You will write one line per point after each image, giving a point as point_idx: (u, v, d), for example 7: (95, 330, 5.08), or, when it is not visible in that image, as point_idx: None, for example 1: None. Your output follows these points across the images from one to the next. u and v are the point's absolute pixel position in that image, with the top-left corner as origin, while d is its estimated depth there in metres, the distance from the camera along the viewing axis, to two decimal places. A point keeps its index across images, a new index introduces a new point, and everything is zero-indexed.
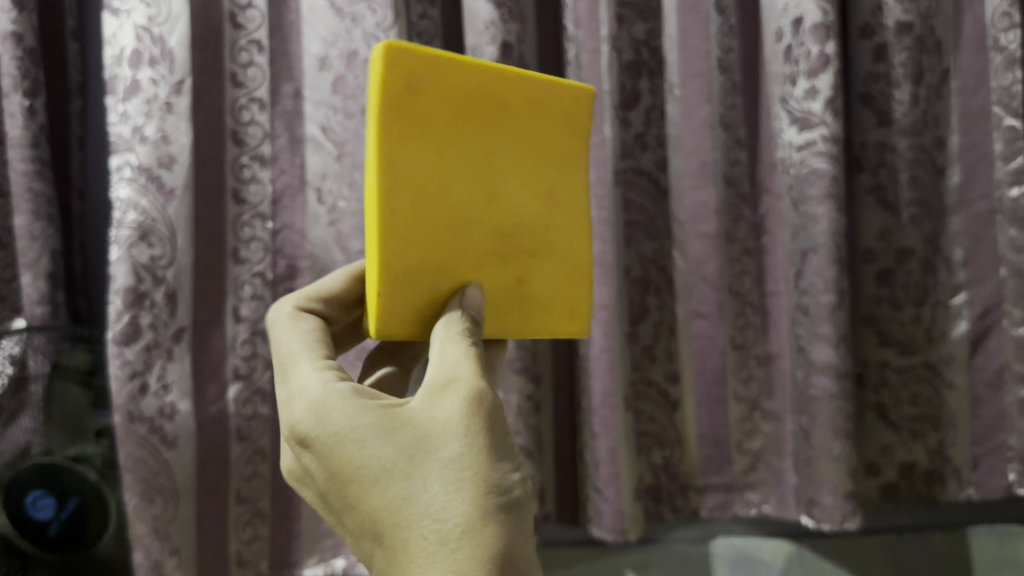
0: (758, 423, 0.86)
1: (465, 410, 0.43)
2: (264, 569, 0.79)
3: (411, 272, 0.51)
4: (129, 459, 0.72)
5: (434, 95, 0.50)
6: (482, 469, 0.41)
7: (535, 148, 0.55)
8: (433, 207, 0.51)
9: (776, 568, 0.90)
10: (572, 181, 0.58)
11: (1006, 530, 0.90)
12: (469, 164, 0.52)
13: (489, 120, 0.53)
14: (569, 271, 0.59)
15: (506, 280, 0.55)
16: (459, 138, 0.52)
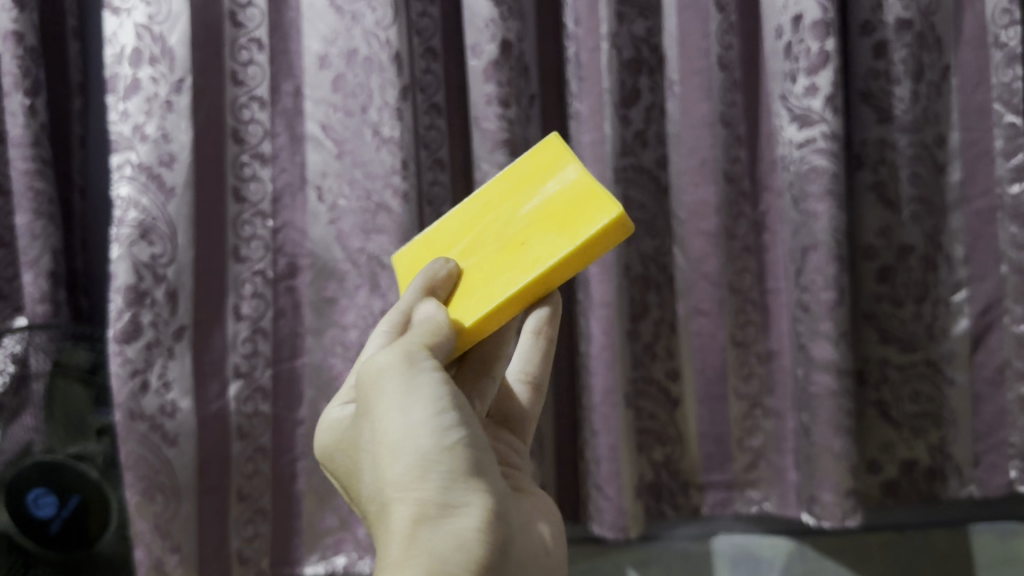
0: (759, 420, 0.86)
1: (375, 382, 0.47)
2: (265, 567, 0.79)
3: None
4: (130, 457, 0.72)
5: (429, 240, 0.62)
6: (386, 439, 0.45)
7: (521, 188, 0.59)
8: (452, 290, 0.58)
9: (777, 566, 0.91)
10: (563, 173, 0.58)
11: (1008, 527, 0.90)
12: (464, 249, 0.60)
13: (476, 210, 0.61)
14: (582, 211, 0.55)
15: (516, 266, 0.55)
16: (450, 244, 0.61)
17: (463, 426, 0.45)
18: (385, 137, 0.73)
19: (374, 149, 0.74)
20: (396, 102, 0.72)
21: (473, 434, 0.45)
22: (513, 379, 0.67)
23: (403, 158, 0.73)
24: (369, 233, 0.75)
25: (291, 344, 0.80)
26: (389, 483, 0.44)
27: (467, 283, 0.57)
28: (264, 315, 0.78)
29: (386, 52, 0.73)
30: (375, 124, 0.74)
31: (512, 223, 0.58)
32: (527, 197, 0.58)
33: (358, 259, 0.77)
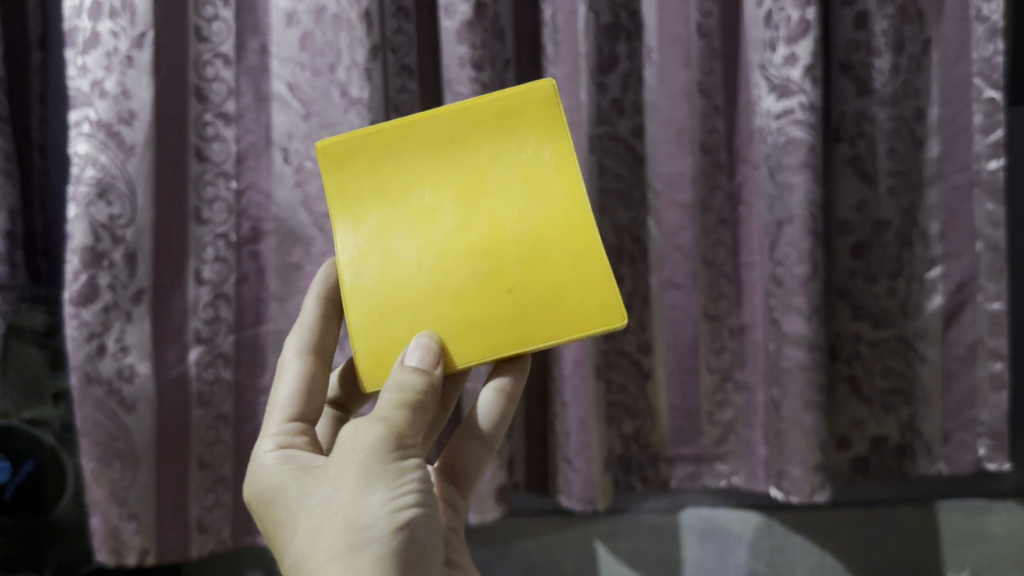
0: (730, 394, 0.86)
1: (345, 448, 0.47)
2: (225, 535, 0.77)
3: (385, 313, 0.53)
4: (85, 422, 0.70)
5: (375, 154, 0.54)
6: (340, 509, 0.45)
7: (501, 144, 0.54)
8: (400, 250, 0.53)
9: (744, 539, 0.90)
10: (565, 172, 0.53)
11: (974, 505, 0.89)
12: (419, 199, 0.53)
13: (450, 143, 0.54)
14: (584, 276, 0.53)
15: (495, 302, 0.52)
16: (403, 174, 0.54)
17: (417, 519, 0.46)
18: (353, 98, 0.71)
19: (342, 110, 0.72)
20: (365, 62, 0.70)
21: (421, 523, 0.47)
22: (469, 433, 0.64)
23: (372, 121, 0.71)
24: None
25: (255, 310, 0.78)
26: (328, 559, 0.44)
27: (436, 272, 0.53)
28: (227, 279, 0.76)
29: (355, 11, 0.70)
30: (343, 84, 0.72)
31: (491, 206, 0.53)
32: (524, 189, 0.53)
33: (324, 224, 0.75)
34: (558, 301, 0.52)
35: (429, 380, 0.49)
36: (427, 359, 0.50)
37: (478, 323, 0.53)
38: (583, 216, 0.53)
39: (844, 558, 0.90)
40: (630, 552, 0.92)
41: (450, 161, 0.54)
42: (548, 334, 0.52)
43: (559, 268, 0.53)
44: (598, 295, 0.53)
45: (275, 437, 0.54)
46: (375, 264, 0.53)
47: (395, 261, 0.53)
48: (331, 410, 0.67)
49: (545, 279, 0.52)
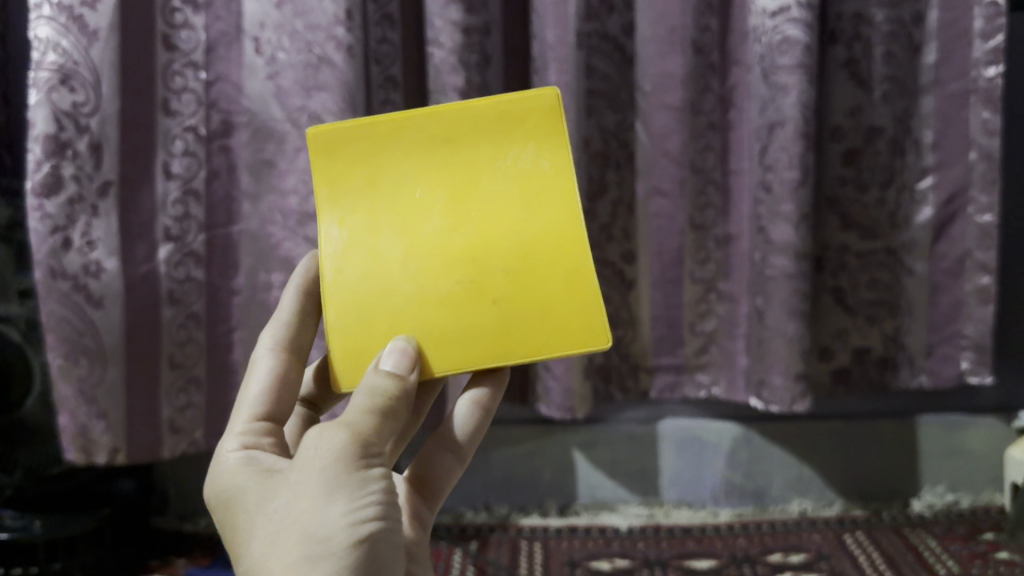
0: (713, 304, 0.84)
1: (306, 450, 0.40)
2: (198, 437, 0.76)
3: (363, 315, 0.48)
4: (52, 318, 0.68)
5: (368, 145, 0.49)
6: (295, 522, 0.38)
7: (501, 149, 0.49)
8: (384, 249, 0.48)
9: (722, 450, 0.90)
10: (562, 188, 0.49)
11: (953, 420, 0.89)
12: (409, 198, 0.48)
13: (446, 140, 0.49)
14: (571, 294, 0.48)
15: (478, 316, 0.48)
16: (394, 171, 0.49)
17: (380, 535, 0.40)
18: None
19: None
20: None
21: (385, 540, 0.40)
22: (441, 443, 0.54)
23: (347, 8, 0.68)
24: (310, 91, 0.70)
25: (226, 209, 0.76)
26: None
27: (419, 276, 0.48)
28: (197, 175, 0.73)
29: None
30: None
31: (483, 214, 0.48)
32: (519, 198, 0.48)
33: (298, 118, 0.71)
34: (543, 322, 0.48)
35: (402, 387, 0.43)
36: (402, 365, 0.45)
37: (459, 337, 0.47)
38: (577, 233, 0.48)
39: (821, 468, 0.90)
40: (608, 462, 0.91)
41: (444, 163, 0.49)
42: (531, 354, 0.47)
43: (548, 286, 0.48)
44: (584, 319, 0.48)
45: (241, 438, 0.47)
46: (357, 263, 0.48)
47: (378, 261, 0.48)
48: (301, 408, 0.59)
49: (533, 295, 0.48)
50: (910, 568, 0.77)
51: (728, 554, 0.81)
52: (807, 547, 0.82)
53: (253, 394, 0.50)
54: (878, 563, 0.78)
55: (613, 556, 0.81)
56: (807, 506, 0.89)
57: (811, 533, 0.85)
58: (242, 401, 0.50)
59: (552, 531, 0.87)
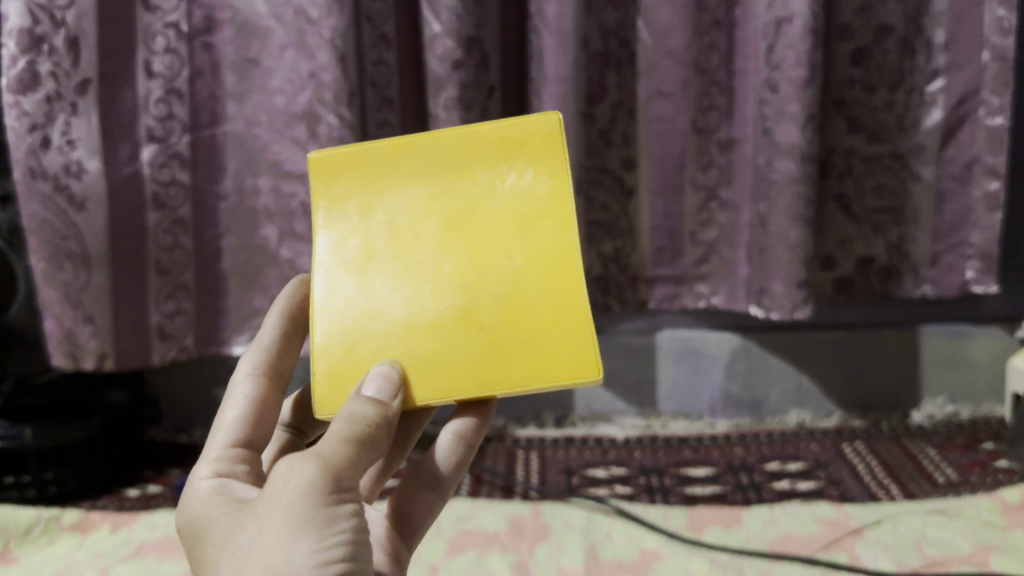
0: (714, 213, 0.81)
1: (278, 481, 0.38)
2: (189, 343, 0.75)
3: (348, 340, 0.45)
4: (33, 221, 0.67)
5: (365, 171, 0.47)
6: (259, 558, 0.35)
7: (501, 176, 0.46)
8: (373, 273, 0.46)
9: (721, 361, 0.89)
10: (561, 212, 0.45)
11: (957, 329, 0.88)
12: (402, 221, 0.46)
13: (444, 165, 0.47)
14: (566, 320, 0.44)
15: (464, 343, 0.44)
16: (388, 197, 0.47)
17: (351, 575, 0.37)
18: None
19: None
20: None
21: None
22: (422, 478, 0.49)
23: None
24: None
25: (211, 109, 0.72)
26: None
27: (407, 301, 0.45)
28: (180, 74, 0.70)
29: None
30: None
31: (475, 238, 0.45)
32: (515, 224, 0.45)
33: (283, 13, 0.69)
34: (532, 348, 0.43)
35: (384, 415, 0.40)
36: (383, 388, 0.42)
37: (444, 362, 0.44)
38: (575, 259, 0.44)
39: (821, 379, 0.90)
40: (605, 374, 0.90)
41: (441, 187, 0.46)
42: (518, 384, 0.43)
43: (540, 309, 0.44)
44: (578, 347, 0.43)
45: (214, 464, 0.44)
46: (344, 284, 0.46)
47: (365, 283, 0.45)
48: (286, 433, 0.56)
49: (524, 322, 0.44)
50: (908, 475, 0.77)
51: (725, 462, 0.81)
52: (804, 456, 0.82)
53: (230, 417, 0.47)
54: (876, 471, 0.78)
55: (608, 464, 0.81)
56: (805, 417, 0.89)
57: (808, 442, 0.84)
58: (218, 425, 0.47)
59: (548, 442, 0.86)
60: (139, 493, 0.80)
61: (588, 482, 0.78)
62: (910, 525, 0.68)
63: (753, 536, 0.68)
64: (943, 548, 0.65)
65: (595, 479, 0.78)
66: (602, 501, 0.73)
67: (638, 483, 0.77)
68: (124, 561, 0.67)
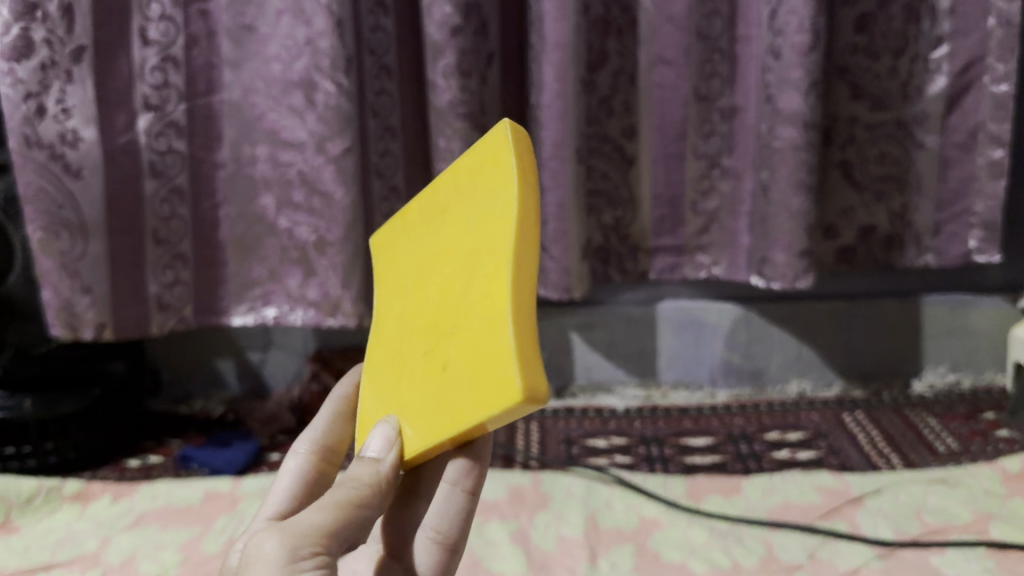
0: (716, 181, 0.80)
1: (243, 560, 0.34)
2: (188, 313, 0.75)
3: (373, 403, 0.43)
4: (30, 189, 0.66)
5: (403, 234, 0.46)
6: None
7: (472, 199, 0.39)
8: (394, 333, 0.43)
9: (722, 331, 0.89)
10: (504, 225, 0.35)
11: (960, 299, 0.88)
12: (413, 274, 0.43)
13: (440, 207, 0.42)
14: (489, 347, 0.33)
15: (434, 394, 0.37)
16: (410, 265, 0.44)
17: None
18: None
19: None
20: None
21: None
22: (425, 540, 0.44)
23: None
24: None
25: (207, 77, 0.72)
26: None
27: (404, 354, 0.41)
28: (176, 41, 0.69)
29: None
30: None
31: (448, 280, 0.39)
32: (473, 246, 0.37)
33: None
34: (468, 384, 0.34)
35: (376, 473, 0.38)
36: (384, 453, 0.38)
37: (416, 413, 0.38)
38: (508, 284, 0.33)
39: (822, 349, 0.89)
40: (606, 344, 0.90)
41: (437, 230, 0.42)
42: (458, 423, 0.34)
43: (472, 338, 0.35)
44: (497, 364, 0.32)
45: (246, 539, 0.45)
46: (377, 361, 0.44)
47: (388, 355, 0.43)
48: None
49: (466, 352, 0.35)
50: (909, 445, 0.77)
51: (725, 432, 0.81)
52: (804, 426, 0.81)
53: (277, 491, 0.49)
54: (877, 441, 0.78)
55: (609, 435, 0.81)
56: (805, 387, 0.90)
57: (809, 412, 0.84)
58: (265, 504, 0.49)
59: (548, 412, 0.86)
60: (140, 463, 0.80)
61: (589, 452, 0.78)
62: (911, 494, 0.68)
63: (752, 505, 0.68)
64: (943, 517, 0.64)
65: (596, 449, 0.78)
66: (603, 471, 0.73)
67: (638, 453, 0.77)
68: (124, 530, 0.68)
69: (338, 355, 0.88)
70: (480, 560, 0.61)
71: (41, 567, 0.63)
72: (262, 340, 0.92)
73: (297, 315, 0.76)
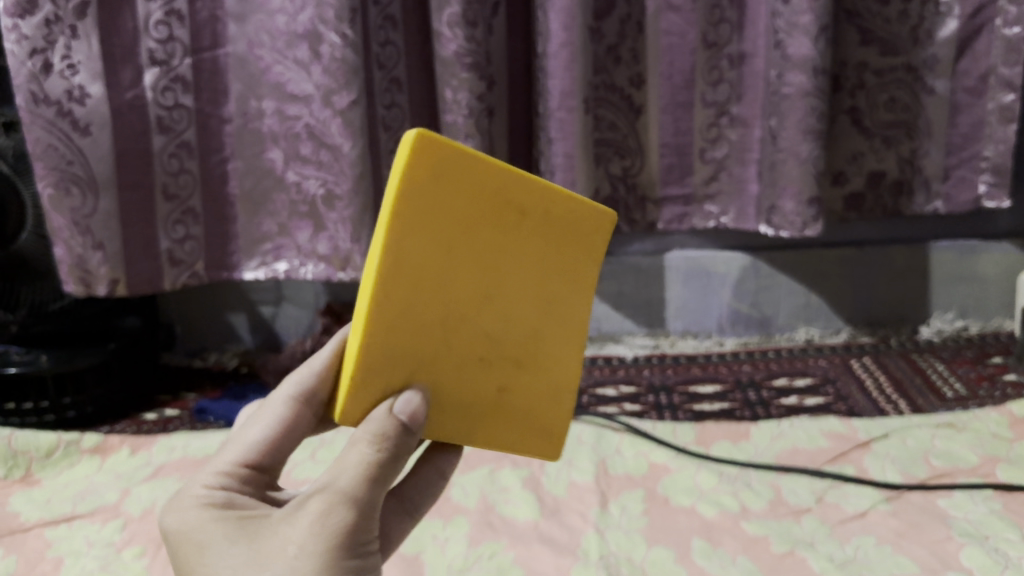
0: (725, 129, 0.80)
1: (311, 527, 0.32)
2: (200, 268, 0.76)
3: (386, 361, 0.36)
4: (38, 146, 0.66)
5: (463, 183, 0.34)
6: None
7: (557, 246, 0.39)
8: (430, 307, 0.36)
9: (730, 280, 0.89)
10: (574, 310, 0.41)
11: (968, 245, 0.88)
12: (473, 258, 0.36)
13: (526, 214, 0.37)
14: (545, 410, 0.41)
15: (482, 403, 0.39)
16: (466, 238, 0.35)
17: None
18: None
19: None
20: None
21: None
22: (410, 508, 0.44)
23: None
24: None
25: (212, 31, 0.71)
26: None
27: (448, 345, 0.37)
28: None
29: None
30: None
31: (504, 307, 0.38)
32: (547, 288, 0.39)
33: None
34: (505, 421, 0.40)
35: (414, 437, 0.35)
36: (414, 421, 0.35)
37: (455, 405, 0.39)
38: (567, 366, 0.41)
39: (830, 296, 0.90)
40: (614, 294, 0.90)
41: (514, 233, 0.37)
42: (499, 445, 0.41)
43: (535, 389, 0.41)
44: (545, 420, 0.42)
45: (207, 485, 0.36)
46: (393, 321, 0.35)
47: (415, 325, 0.36)
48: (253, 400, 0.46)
49: (523, 397, 0.41)
50: (916, 390, 0.77)
51: (732, 379, 0.82)
52: (812, 372, 0.82)
53: (253, 435, 0.39)
54: (884, 386, 0.78)
55: (618, 384, 0.82)
56: (813, 333, 0.89)
57: (816, 358, 0.85)
58: (233, 440, 0.39)
59: None
60: (157, 417, 0.81)
61: (598, 401, 0.79)
62: (918, 438, 0.68)
63: (759, 450, 0.69)
64: (951, 460, 0.65)
65: (605, 398, 0.79)
66: (612, 419, 0.74)
67: (647, 401, 0.78)
68: (143, 482, 0.69)
69: (348, 309, 0.89)
70: (493, 507, 0.62)
71: (64, 518, 0.64)
72: (275, 294, 0.93)
73: (308, 269, 0.77)
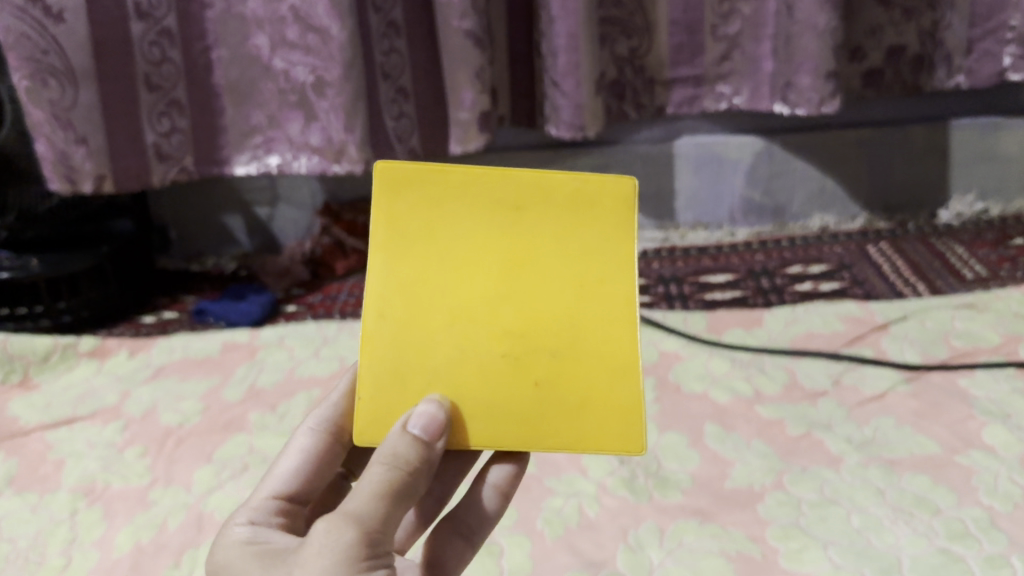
0: (738, 3, 0.75)
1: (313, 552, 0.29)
2: (188, 164, 0.74)
3: (395, 371, 0.35)
4: (10, 35, 0.62)
5: (428, 193, 0.35)
6: None
7: (569, 223, 0.36)
8: (427, 310, 0.35)
9: (742, 167, 0.86)
10: (616, 290, 0.36)
11: (991, 122, 0.84)
12: (461, 252, 0.35)
13: (515, 200, 0.36)
14: (612, 403, 0.35)
15: (530, 409, 0.35)
16: (444, 236, 0.35)
17: None
18: None
19: None
20: None
21: None
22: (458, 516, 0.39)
23: None
24: None
25: None
26: None
27: (464, 344, 0.35)
28: None
29: None
30: None
31: (525, 302, 0.35)
32: (577, 275, 0.36)
33: None
34: (563, 422, 0.35)
35: (428, 455, 0.32)
36: (429, 436, 0.33)
37: (497, 412, 0.35)
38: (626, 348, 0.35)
39: (846, 180, 0.87)
40: None
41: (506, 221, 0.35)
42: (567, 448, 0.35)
43: (592, 381, 0.35)
44: (618, 415, 0.35)
45: (251, 513, 0.36)
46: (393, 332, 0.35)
47: (419, 329, 0.35)
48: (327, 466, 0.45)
49: (579, 393, 0.35)
50: (935, 272, 0.75)
51: (745, 268, 0.79)
52: (827, 259, 0.79)
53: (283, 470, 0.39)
54: (902, 269, 0.76)
55: None
56: (828, 221, 0.87)
57: (831, 246, 0.82)
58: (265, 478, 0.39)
59: None
60: (155, 320, 0.80)
61: None
62: (938, 319, 0.66)
63: (774, 335, 0.67)
64: (971, 340, 0.63)
65: None
66: None
67: (657, 292, 0.76)
68: (144, 383, 0.67)
69: (346, 208, 0.87)
70: None
71: (64, 421, 0.63)
72: (270, 195, 0.90)
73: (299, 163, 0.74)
